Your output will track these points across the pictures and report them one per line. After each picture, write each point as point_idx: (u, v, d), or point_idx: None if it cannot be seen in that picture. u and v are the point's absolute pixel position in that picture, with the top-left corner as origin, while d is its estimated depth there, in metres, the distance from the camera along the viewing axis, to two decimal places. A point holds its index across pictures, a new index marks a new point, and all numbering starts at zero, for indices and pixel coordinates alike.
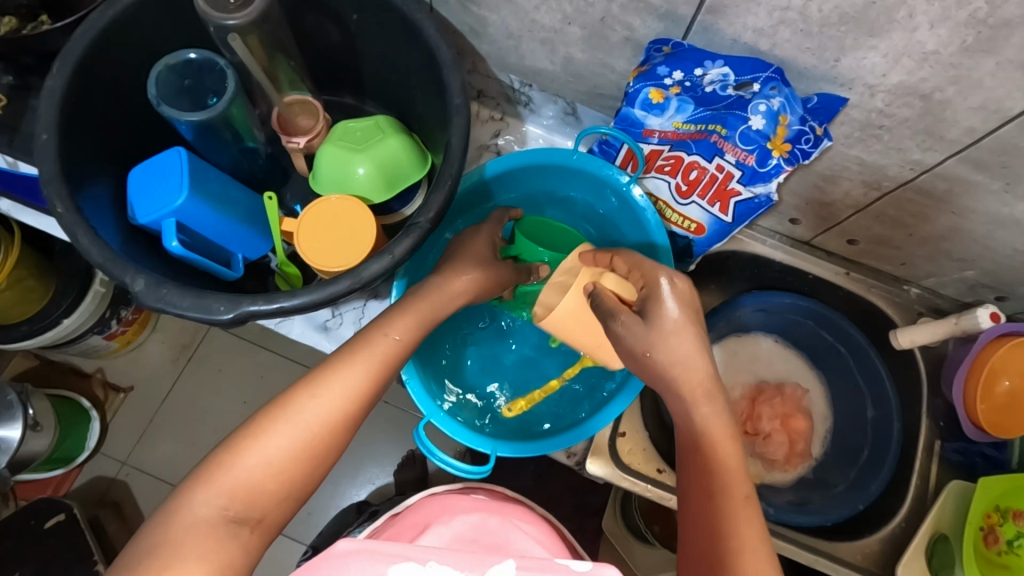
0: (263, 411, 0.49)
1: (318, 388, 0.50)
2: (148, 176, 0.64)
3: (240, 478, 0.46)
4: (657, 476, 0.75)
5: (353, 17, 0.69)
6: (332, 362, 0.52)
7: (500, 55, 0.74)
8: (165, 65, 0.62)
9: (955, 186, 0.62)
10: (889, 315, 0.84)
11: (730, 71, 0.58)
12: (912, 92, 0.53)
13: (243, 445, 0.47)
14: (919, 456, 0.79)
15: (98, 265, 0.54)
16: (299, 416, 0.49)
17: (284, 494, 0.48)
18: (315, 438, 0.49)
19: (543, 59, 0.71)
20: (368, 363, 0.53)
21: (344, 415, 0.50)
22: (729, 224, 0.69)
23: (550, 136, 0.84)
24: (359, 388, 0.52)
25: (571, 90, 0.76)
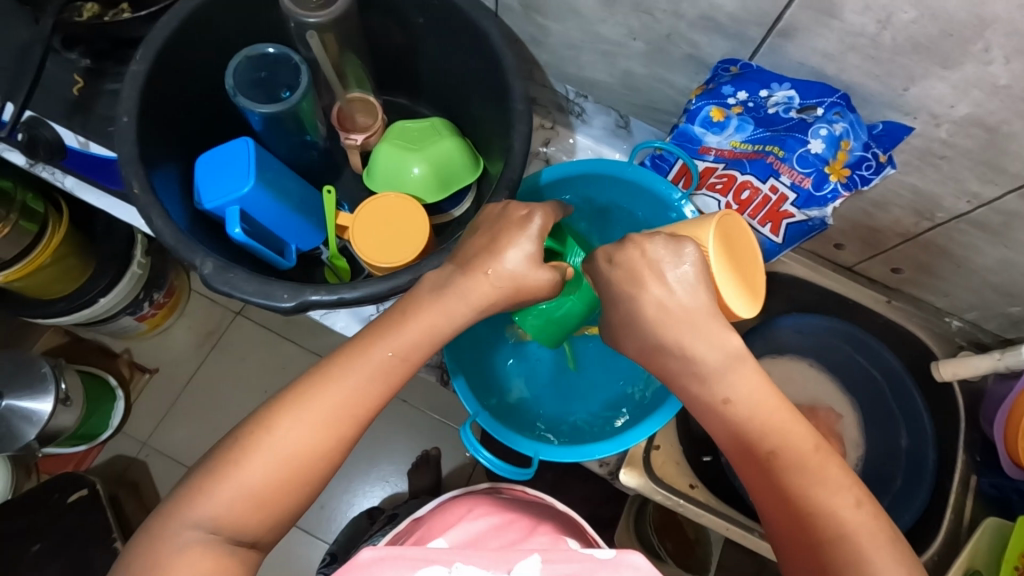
0: (249, 426, 0.48)
1: (307, 407, 0.48)
2: (214, 161, 0.65)
3: (221, 506, 0.46)
4: (689, 491, 0.75)
5: (418, 21, 0.70)
6: (312, 381, 0.49)
7: (558, 65, 0.75)
8: (244, 56, 0.65)
9: (1011, 220, 0.62)
10: (929, 346, 0.83)
11: (796, 94, 0.59)
12: (978, 124, 0.54)
13: (228, 470, 0.46)
14: (955, 489, 0.78)
15: (169, 246, 0.55)
16: (285, 437, 0.47)
17: (272, 519, 0.47)
18: (298, 465, 0.47)
19: (601, 71, 0.72)
20: (360, 378, 0.49)
21: (336, 439, 0.48)
22: (780, 245, 0.70)
23: (598, 148, 0.82)
24: (352, 411, 0.49)
25: (626, 103, 0.77)
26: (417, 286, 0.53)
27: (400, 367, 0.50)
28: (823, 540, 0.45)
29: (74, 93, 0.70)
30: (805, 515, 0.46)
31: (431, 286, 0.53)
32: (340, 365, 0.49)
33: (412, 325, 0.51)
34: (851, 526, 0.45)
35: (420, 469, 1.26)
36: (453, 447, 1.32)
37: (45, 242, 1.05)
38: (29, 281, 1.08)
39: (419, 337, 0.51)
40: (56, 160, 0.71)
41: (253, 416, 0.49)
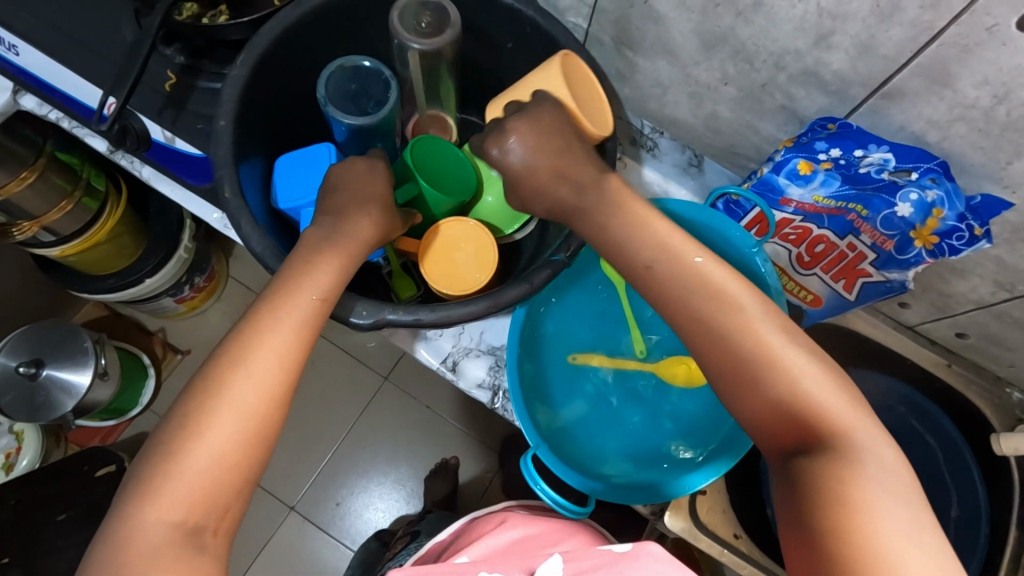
0: (190, 402, 0.46)
1: (234, 368, 0.47)
2: (294, 160, 0.66)
3: (185, 483, 0.44)
4: (733, 540, 0.74)
5: (507, 46, 0.71)
6: (223, 348, 0.48)
7: (639, 100, 0.75)
8: (340, 67, 0.65)
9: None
10: (987, 415, 0.82)
11: (892, 157, 0.58)
12: None
13: (174, 451, 0.45)
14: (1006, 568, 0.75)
15: (257, 253, 0.56)
16: (232, 398, 0.46)
17: (243, 485, 0.46)
18: (259, 418, 0.47)
19: (684, 110, 0.72)
20: (292, 328, 0.50)
21: (282, 384, 0.48)
22: (851, 301, 0.70)
23: (666, 183, 0.80)
24: (280, 354, 0.49)
25: (704, 143, 0.76)
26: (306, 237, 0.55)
27: (323, 306, 0.52)
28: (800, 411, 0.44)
29: (166, 88, 0.71)
30: (736, 356, 0.46)
31: (321, 236, 0.55)
32: (265, 313, 0.50)
33: (321, 269, 0.53)
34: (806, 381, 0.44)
35: (437, 477, 1.26)
36: (473, 459, 1.32)
37: (104, 220, 1.07)
38: (85, 254, 1.10)
39: (333, 278, 0.53)
40: (141, 150, 0.73)
41: (190, 396, 0.47)
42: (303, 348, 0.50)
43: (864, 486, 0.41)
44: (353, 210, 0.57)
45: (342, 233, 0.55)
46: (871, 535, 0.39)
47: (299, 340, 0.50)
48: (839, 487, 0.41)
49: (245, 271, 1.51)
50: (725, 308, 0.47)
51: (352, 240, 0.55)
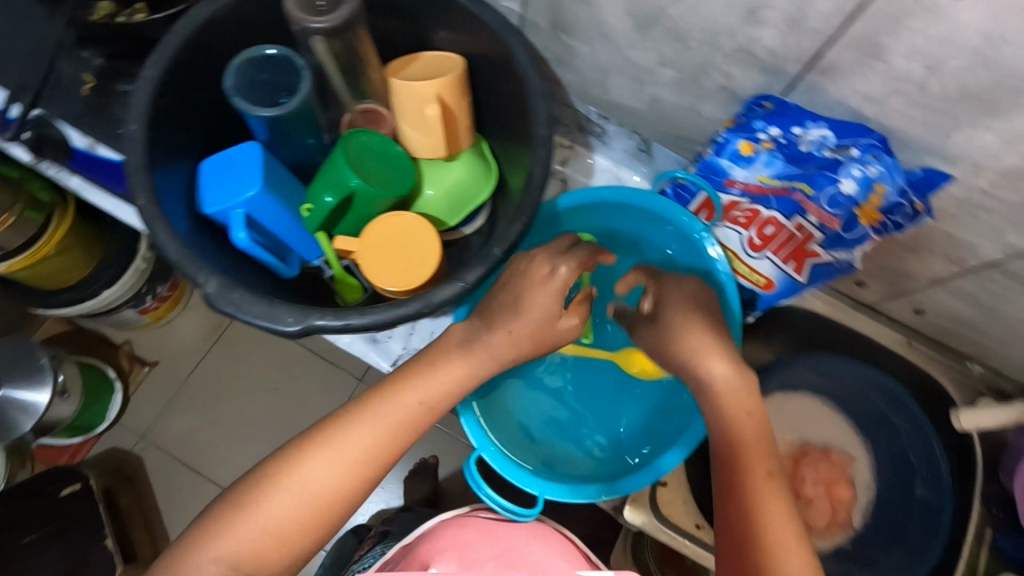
0: (275, 467, 0.51)
1: (322, 453, 0.51)
2: (218, 163, 0.63)
3: (242, 541, 0.48)
4: (696, 531, 0.72)
5: (442, 35, 0.69)
6: (333, 421, 0.53)
7: (583, 86, 0.73)
8: (244, 58, 0.60)
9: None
10: (949, 390, 0.81)
11: (831, 133, 0.57)
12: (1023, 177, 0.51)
13: (238, 510, 0.49)
14: (970, 545, 0.74)
15: (174, 262, 0.54)
16: (305, 482, 0.50)
17: (289, 557, 0.50)
18: (322, 502, 0.50)
19: (627, 95, 0.70)
20: (385, 431, 0.53)
21: (356, 481, 0.52)
22: (802, 283, 0.67)
23: (618, 170, 0.80)
24: (369, 451, 0.52)
25: (651, 128, 0.74)
26: (444, 338, 0.58)
27: (423, 416, 0.55)
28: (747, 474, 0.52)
29: (83, 93, 0.68)
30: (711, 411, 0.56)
31: (460, 341, 0.58)
32: (369, 407, 0.54)
33: (434, 379, 0.56)
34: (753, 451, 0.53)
35: (414, 476, 1.24)
36: (450, 458, 1.30)
37: (50, 233, 1.02)
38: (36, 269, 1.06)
39: (443, 389, 0.56)
40: (61, 160, 0.69)
41: (275, 459, 0.52)
42: (384, 453, 0.53)
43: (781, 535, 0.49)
44: (498, 318, 0.58)
45: (475, 345, 0.57)
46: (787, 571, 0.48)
47: (385, 444, 0.53)
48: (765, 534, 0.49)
49: None
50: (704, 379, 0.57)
51: (483, 352, 0.57)
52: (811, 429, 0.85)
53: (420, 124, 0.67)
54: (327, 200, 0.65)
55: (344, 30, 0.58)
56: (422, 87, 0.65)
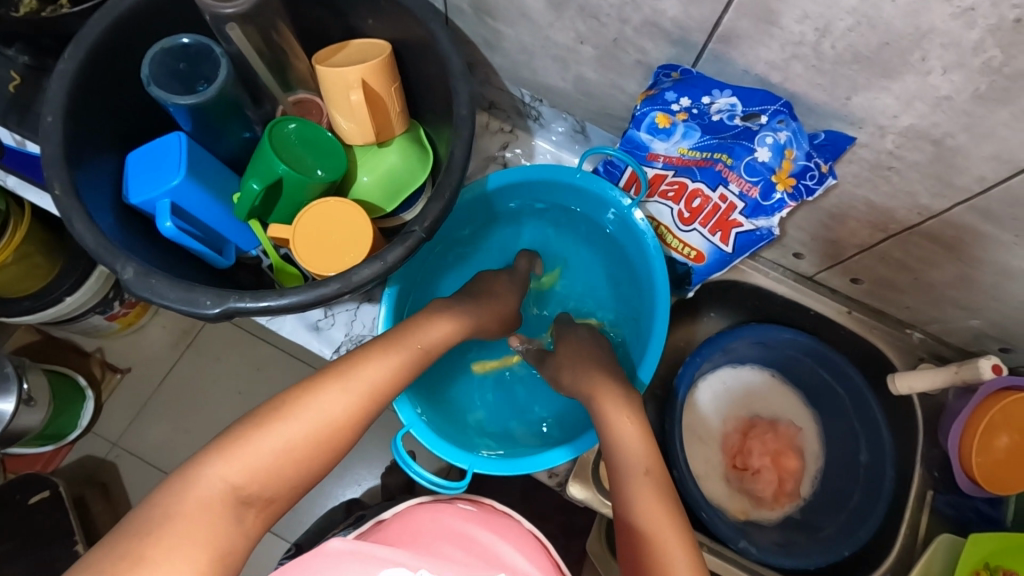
0: (291, 393, 0.52)
1: (341, 381, 0.54)
2: (144, 156, 0.63)
3: (258, 457, 0.48)
4: None
5: (368, 22, 0.69)
6: (342, 362, 0.56)
7: (512, 69, 0.74)
8: (161, 47, 0.61)
9: (964, 235, 0.61)
10: (890, 357, 0.82)
11: (738, 101, 0.58)
12: (922, 136, 0.52)
13: (262, 430, 0.49)
14: (910, 506, 0.76)
15: (90, 251, 0.54)
16: (327, 407, 0.52)
17: (294, 482, 0.49)
18: (335, 427, 0.52)
19: (554, 75, 0.71)
20: (394, 368, 0.57)
21: (363, 414, 0.54)
22: (730, 254, 0.68)
23: (558, 153, 0.84)
24: (371, 388, 0.55)
25: (581, 108, 0.75)
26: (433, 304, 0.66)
27: (421, 359, 0.60)
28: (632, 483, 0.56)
29: (11, 91, 0.68)
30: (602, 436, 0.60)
31: (443, 305, 0.67)
32: (379, 349, 0.58)
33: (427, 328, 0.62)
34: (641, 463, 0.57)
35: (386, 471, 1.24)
36: None
37: (8, 239, 1.02)
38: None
39: (437, 338, 0.62)
40: None
41: (292, 388, 0.53)
42: (392, 387, 0.57)
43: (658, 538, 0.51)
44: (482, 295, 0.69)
45: (461, 308, 0.66)
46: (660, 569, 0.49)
47: (392, 379, 0.57)
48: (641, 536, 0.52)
49: None
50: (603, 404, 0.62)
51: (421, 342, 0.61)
52: (760, 403, 0.88)
53: (347, 111, 0.68)
54: (254, 187, 0.65)
55: (255, 15, 0.58)
56: (344, 72, 0.65)
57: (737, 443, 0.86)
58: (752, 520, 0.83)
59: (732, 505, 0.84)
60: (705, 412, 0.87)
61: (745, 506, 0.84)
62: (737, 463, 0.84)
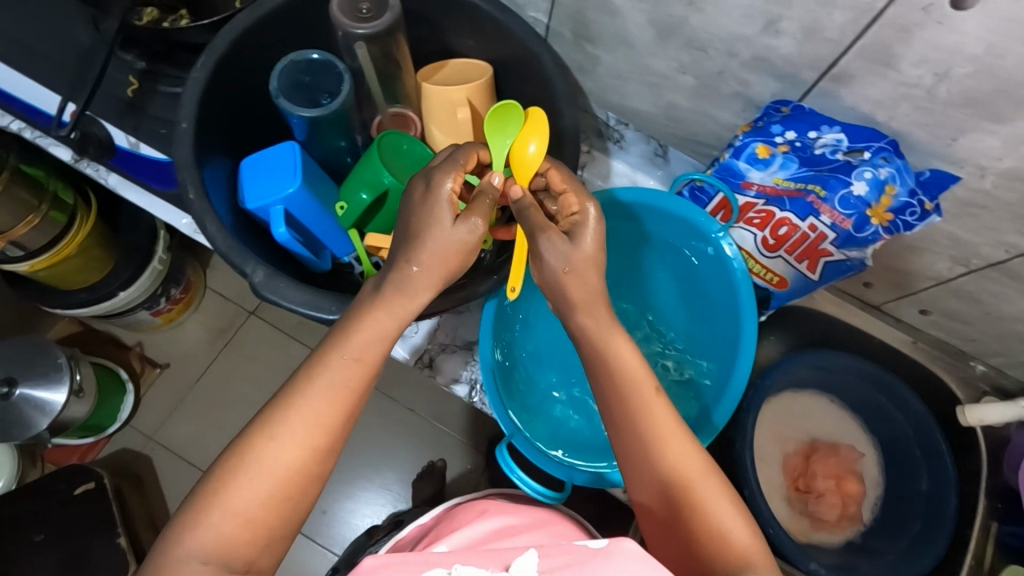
0: (229, 455, 0.49)
1: (276, 430, 0.49)
2: (259, 163, 0.66)
3: (210, 535, 0.46)
4: None
5: (468, 43, 0.72)
6: (276, 405, 0.50)
7: (602, 93, 0.77)
8: (290, 61, 0.64)
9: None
10: (952, 388, 0.84)
11: (845, 137, 0.60)
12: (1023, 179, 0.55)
13: (210, 505, 0.47)
14: (975, 535, 0.78)
15: (222, 252, 0.56)
16: (270, 460, 0.48)
17: (263, 541, 0.48)
18: (285, 479, 0.48)
19: (645, 101, 0.74)
20: (333, 390, 0.51)
21: (312, 452, 0.49)
22: (815, 281, 0.71)
23: (634, 174, 0.82)
24: (312, 425, 0.50)
25: (667, 133, 0.78)
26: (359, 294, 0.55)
27: (360, 370, 0.52)
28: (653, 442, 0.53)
29: (127, 94, 0.71)
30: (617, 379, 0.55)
31: (372, 289, 0.55)
32: (308, 374, 0.51)
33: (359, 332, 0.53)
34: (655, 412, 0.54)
35: (426, 479, 1.23)
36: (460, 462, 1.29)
37: (72, 234, 1.02)
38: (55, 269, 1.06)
39: (369, 339, 0.53)
40: (104, 157, 0.72)
41: (231, 448, 0.50)
42: (336, 413, 0.51)
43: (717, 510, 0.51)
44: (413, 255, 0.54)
45: (389, 289, 0.54)
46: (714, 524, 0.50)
47: (334, 404, 0.51)
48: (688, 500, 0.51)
49: (223, 281, 1.44)
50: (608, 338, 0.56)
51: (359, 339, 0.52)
52: (818, 426, 0.88)
53: (450, 127, 0.70)
54: (363, 198, 0.68)
55: (385, 36, 0.61)
56: (452, 91, 0.68)
57: (799, 466, 0.86)
58: (812, 542, 0.84)
59: (793, 525, 0.84)
60: (766, 433, 0.87)
61: (804, 528, 0.84)
62: (799, 485, 0.85)
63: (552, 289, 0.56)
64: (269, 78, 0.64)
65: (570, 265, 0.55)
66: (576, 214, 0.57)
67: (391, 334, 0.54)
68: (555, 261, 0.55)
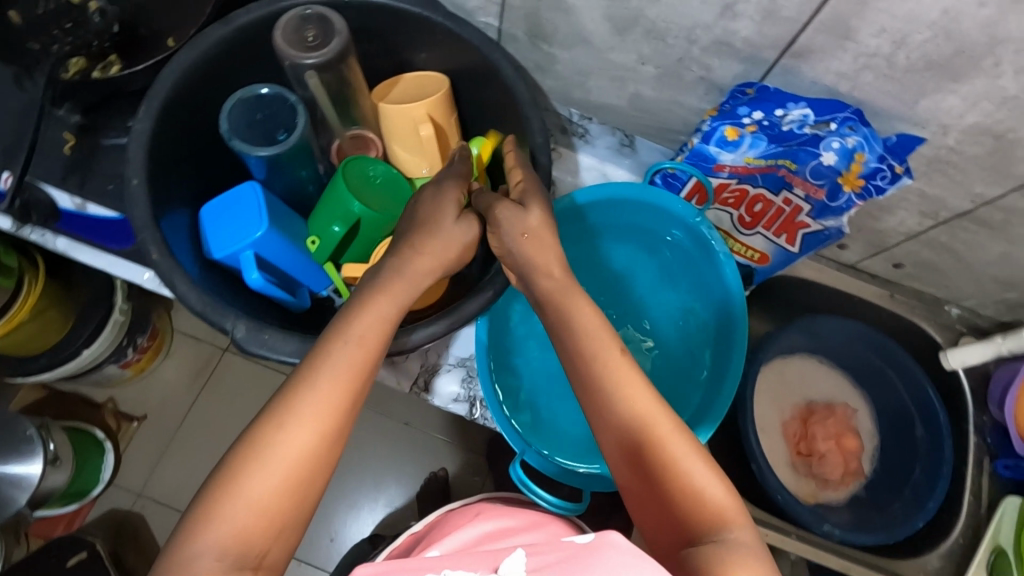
0: (237, 446, 0.46)
1: (281, 418, 0.47)
2: (221, 209, 0.63)
3: (224, 527, 0.43)
4: None
5: (421, 56, 0.70)
6: (284, 392, 0.48)
7: (563, 90, 0.76)
8: (238, 99, 0.61)
9: (1015, 216, 0.65)
10: (933, 335, 0.87)
11: (811, 112, 0.59)
12: (985, 132, 0.56)
13: (216, 502, 0.44)
14: (971, 472, 0.81)
15: (198, 311, 0.54)
16: (275, 450, 0.45)
17: (279, 532, 0.45)
18: (298, 463, 0.46)
19: (608, 94, 0.73)
20: (340, 376, 0.49)
21: (326, 434, 0.47)
22: (795, 253, 0.74)
23: (603, 166, 0.81)
24: (325, 407, 0.47)
25: (633, 123, 0.77)
26: (358, 285, 0.55)
27: (364, 352, 0.51)
28: (610, 396, 0.49)
29: (65, 152, 0.66)
30: (582, 352, 0.52)
31: (372, 279, 0.55)
32: (314, 358, 0.50)
33: (362, 316, 0.52)
34: (617, 372, 0.50)
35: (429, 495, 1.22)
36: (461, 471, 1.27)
37: (23, 299, 0.95)
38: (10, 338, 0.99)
39: (373, 323, 0.52)
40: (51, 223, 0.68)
41: (239, 441, 0.47)
42: (343, 401, 0.48)
43: (697, 477, 0.46)
44: (407, 247, 0.56)
45: (389, 277, 0.55)
46: (691, 484, 0.45)
47: (341, 390, 0.48)
48: (658, 451, 0.47)
49: (189, 322, 1.38)
50: (564, 304, 0.55)
51: (363, 323, 0.52)
52: (812, 389, 0.91)
53: (414, 144, 0.68)
54: (335, 230, 0.66)
55: (336, 63, 0.59)
56: (411, 108, 0.66)
57: (798, 431, 0.88)
58: (821, 502, 0.86)
59: (800, 489, 0.86)
60: (765, 403, 0.89)
61: (812, 489, 0.86)
62: (802, 449, 0.87)
63: (514, 259, 0.57)
64: (219, 120, 0.61)
65: (525, 229, 0.56)
66: (523, 182, 0.59)
67: (394, 316, 0.54)
68: (512, 226, 0.56)
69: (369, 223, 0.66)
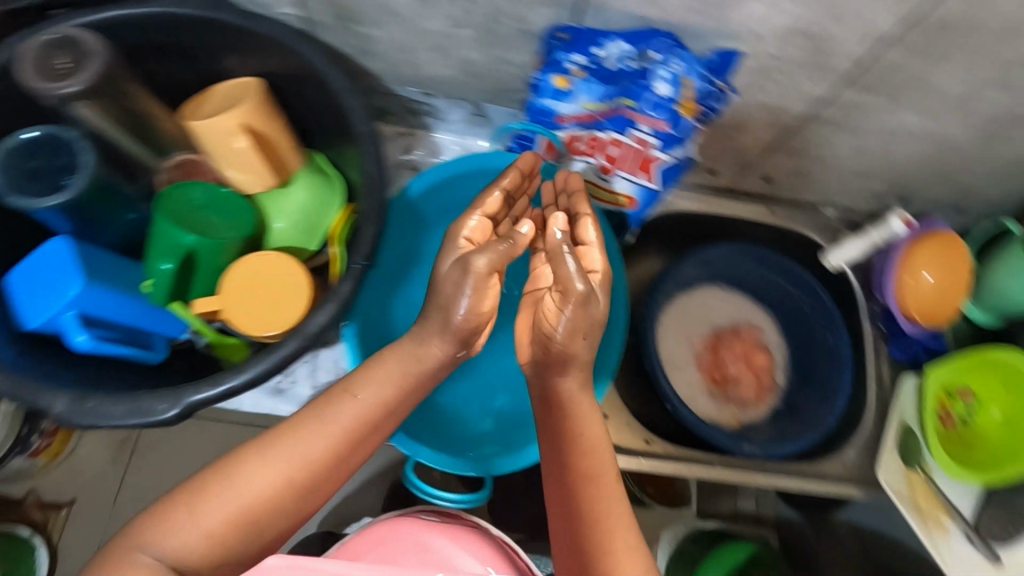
0: (205, 469, 0.50)
1: (254, 474, 0.50)
2: (28, 274, 0.56)
3: (164, 546, 0.45)
4: (646, 447, 0.78)
5: (225, 62, 0.64)
6: (272, 431, 0.52)
7: (394, 70, 0.71)
8: (4, 150, 0.55)
9: (854, 109, 0.66)
10: (815, 239, 0.89)
11: (626, 44, 0.59)
12: (799, 34, 0.56)
13: (174, 510, 0.47)
14: (871, 360, 0.85)
15: (7, 394, 0.49)
16: (241, 507, 0.48)
17: (213, 564, 0.47)
18: (254, 503, 0.48)
19: (439, 65, 0.69)
20: (316, 440, 0.52)
21: (292, 484, 0.50)
22: (659, 190, 0.68)
23: (462, 141, 0.82)
24: (295, 459, 0.51)
25: (474, 90, 0.74)
26: (390, 346, 0.59)
27: (338, 430, 0.53)
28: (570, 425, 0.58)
29: None
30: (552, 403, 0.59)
31: (413, 338, 0.59)
32: (313, 415, 0.53)
33: (357, 391, 0.55)
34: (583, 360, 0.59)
35: None
36: None
37: None
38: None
39: (376, 402, 0.55)
40: None
41: (209, 466, 0.51)
42: (322, 469, 0.52)
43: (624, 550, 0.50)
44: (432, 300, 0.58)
45: (414, 347, 0.58)
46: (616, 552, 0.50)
47: (317, 452, 0.52)
48: (602, 526, 0.52)
49: None
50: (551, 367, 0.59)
51: (364, 386, 0.55)
52: (717, 314, 0.91)
53: (233, 160, 0.63)
54: (165, 267, 0.60)
55: (104, 87, 0.53)
56: (219, 121, 0.60)
57: (711, 360, 0.90)
58: (745, 423, 0.87)
59: (721, 416, 0.87)
60: (672, 341, 0.89)
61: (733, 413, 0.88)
62: (716, 377, 0.89)
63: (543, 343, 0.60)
64: None
65: (565, 288, 0.56)
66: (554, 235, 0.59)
67: (392, 403, 0.56)
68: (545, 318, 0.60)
69: (205, 252, 0.61)
